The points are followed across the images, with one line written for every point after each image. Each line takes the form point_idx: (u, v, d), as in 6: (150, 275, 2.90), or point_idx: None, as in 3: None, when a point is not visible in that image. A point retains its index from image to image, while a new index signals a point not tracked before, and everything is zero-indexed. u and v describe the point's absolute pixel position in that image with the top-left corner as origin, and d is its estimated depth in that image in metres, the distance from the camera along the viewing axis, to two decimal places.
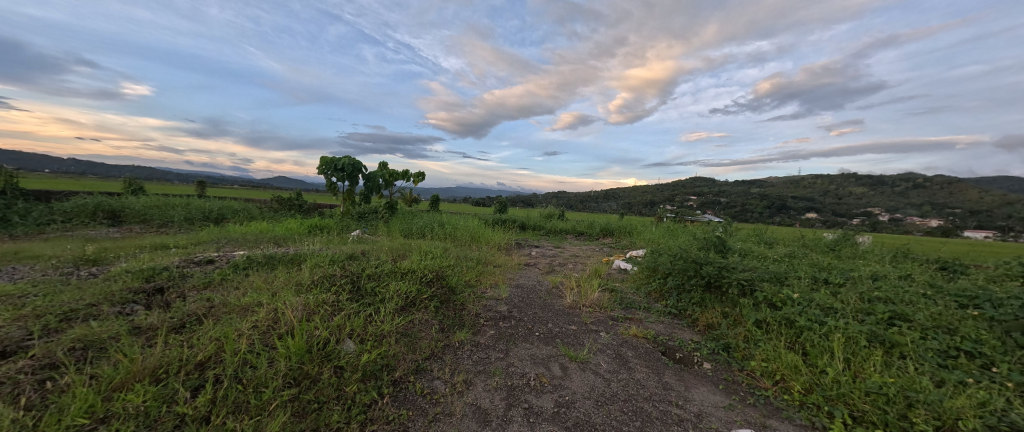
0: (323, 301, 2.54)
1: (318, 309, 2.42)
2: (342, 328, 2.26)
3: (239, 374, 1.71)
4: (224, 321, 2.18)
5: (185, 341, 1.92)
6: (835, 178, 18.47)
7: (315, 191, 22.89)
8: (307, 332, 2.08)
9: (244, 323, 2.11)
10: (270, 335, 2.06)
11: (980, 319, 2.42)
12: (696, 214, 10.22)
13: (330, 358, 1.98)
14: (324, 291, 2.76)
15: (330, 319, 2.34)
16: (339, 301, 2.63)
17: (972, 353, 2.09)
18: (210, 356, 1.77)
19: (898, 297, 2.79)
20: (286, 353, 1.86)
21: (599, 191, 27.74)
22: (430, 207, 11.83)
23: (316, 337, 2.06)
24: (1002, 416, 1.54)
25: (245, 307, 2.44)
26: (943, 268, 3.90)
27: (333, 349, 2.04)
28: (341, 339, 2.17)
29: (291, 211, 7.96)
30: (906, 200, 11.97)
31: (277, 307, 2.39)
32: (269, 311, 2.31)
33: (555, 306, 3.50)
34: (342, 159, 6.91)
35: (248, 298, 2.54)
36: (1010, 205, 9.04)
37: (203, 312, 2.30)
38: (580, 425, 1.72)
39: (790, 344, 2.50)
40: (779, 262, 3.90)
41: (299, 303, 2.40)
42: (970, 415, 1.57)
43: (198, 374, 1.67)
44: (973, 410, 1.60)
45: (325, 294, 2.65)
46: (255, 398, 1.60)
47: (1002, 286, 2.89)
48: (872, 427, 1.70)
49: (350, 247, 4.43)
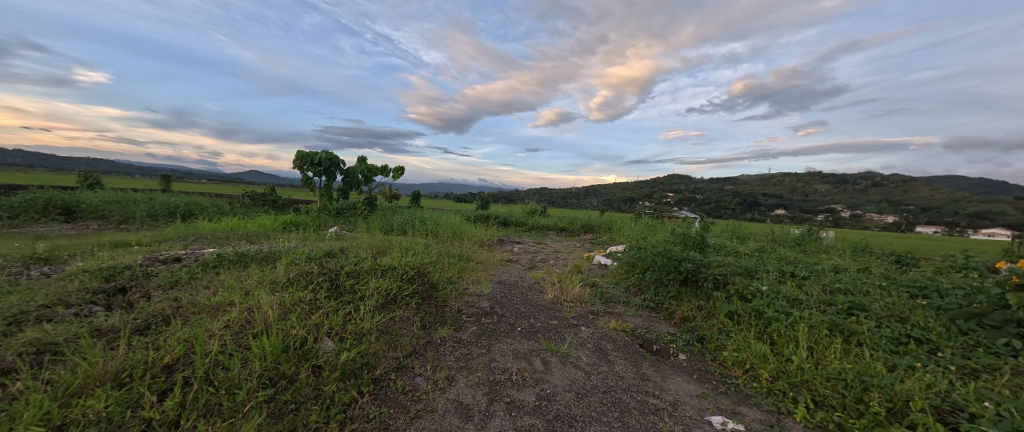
0: (300, 299, 2.48)
1: (295, 307, 2.36)
2: (320, 327, 2.22)
3: (210, 377, 1.64)
4: (195, 320, 2.10)
5: (151, 343, 1.83)
6: (803, 176, 19.39)
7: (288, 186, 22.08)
8: (284, 331, 2.03)
9: (215, 323, 2.03)
10: (243, 335, 1.99)
11: (928, 307, 2.62)
12: (674, 210, 10.48)
13: (307, 357, 1.94)
14: (300, 290, 2.68)
15: (307, 317, 2.29)
16: (316, 299, 2.57)
17: (920, 339, 2.28)
18: (179, 358, 1.70)
19: (856, 289, 2.98)
20: (261, 353, 1.80)
21: (581, 188, 28.08)
22: (411, 203, 11.64)
23: (292, 336, 2.01)
24: (946, 401, 1.68)
25: (215, 307, 2.35)
26: (898, 260, 4.16)
27: (312, 348, 2.01)
28: (320, 338, 2.13)
29: (265, 208, 7.64)
30: (866, 198, 12.73)
31: (251, 307, 2.31)
32: (243, 310, 2.23)
33: (537, 301, 3.55)
34: (319, 153, 6.68)
35: (220, 297, 2.44)
36: (957, 203, 9.76)
37: (170, 312, 2.20)
38: (561, 417, 1.75)
39: (759, 334, 2.62)
40: (750, 257, 4.05)
41: (274, 301, 2.34)
42: (918, 397, 1.71)
43: (165, 377, 1.60)
44: (920, 392, 1.74)
45: (302, 293, 2.58)
46: (228, 400, 1.54)
47: (949, 277, 3.12)
48: (832, 411, 1.82)
49: (327, 244, 4.32)
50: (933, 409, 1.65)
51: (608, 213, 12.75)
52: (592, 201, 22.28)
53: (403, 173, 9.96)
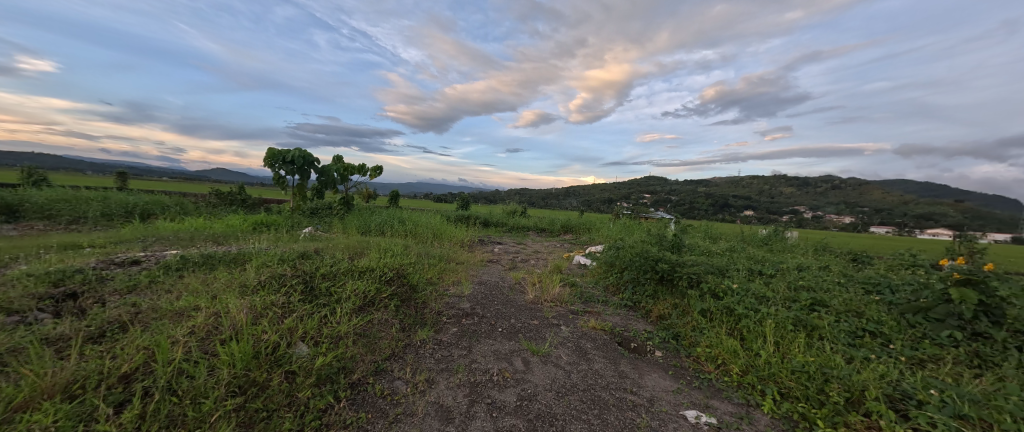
0: (271, 303, 2.38)
1: (266, 311, 2.26)
2: (293, 331, 2.14)
3: (173, 386, 1.55)
4: (156, 327, 1.98)
5: (106, 351, 1.71)
6: (770, 179, 20.40)
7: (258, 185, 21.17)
8: (254, 336, 1.94)
9: (178, 329, 1.92)
10: (210, 341, 1.89)
11: (881, 302, 2.80)
12: (650, 211, 10.77)
13: (280, 363, 1.86)
14: (272, 293, 2.57)
15: (279, 322, 2.20)
16: (289, 302, 2.48)
17: (874, 332, 2.44)
18: (138, 367, 1.60)
19: (817, 285, 3.16)
20: (229, 359, 1.72)
21: (562, 189, 28.39)
22: (390, 203, 11.43)
23: (264, 341, 1.93)
24: (898, 390, 1.80)
25: (179, 312, 2.22)
26: (855, 259, 4.44)
27: (285, 353, 1.93)
28: (293, 342, 2.06)
29: (233, 207, 7.32)
30: (826, 200, 13.54)
31: (219, 311, 2.20)
32: (210, 315, 2.12)
33: (517, 302, 3.55)
34: (292, 151, 6.44)
35: (184, 301, 2.31)
36: (906, 205, 10.54)
37: (128, 318, 2.07)
38: (542, 416, 1.76)
39: (730, 330, 2.73)
40: (722, 256, 4.22)
41: (244, 305, 2.23)
42: (873, 387, 1.83)
43: (123, 388, 1.50)
44: (874, 382, 1.87)
45: (274, 296, 2.48)
46: (193, 410, 1.46)
47: (899, 274, 3.36)
48: (797, 402, 1.91)
49: (301, 245, 4.17)
50: (886, 398, 1.78)
51: (587, 214, 12.95)
52: (572, 202, 22.57)
53: (382, 172, 9.76)
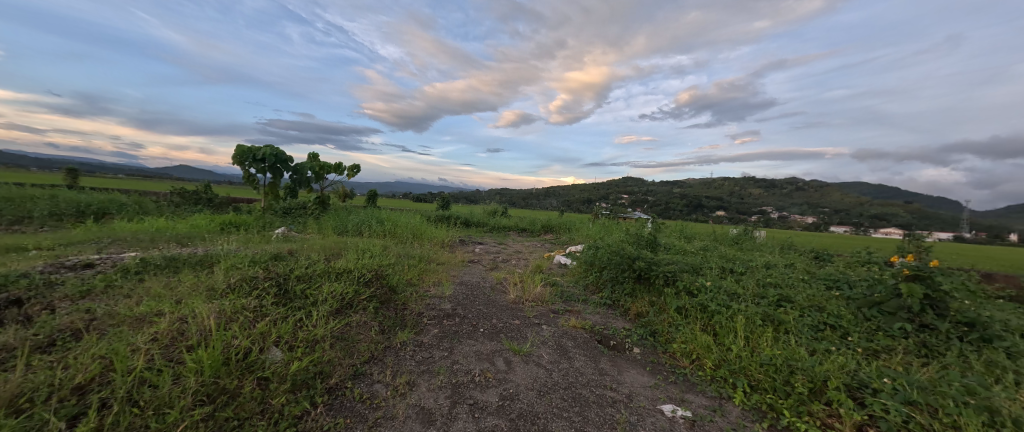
0: (242, 306, 2.27)
1: (236, 316, 2.16)
2: (266, 335, 2.06)
3: (134, 397, 1.45)
4: (114, 334, 1.85)
5: (57, 361, 1.59)
6: (740, 180, 21.36)
7: (227, 184, 20.19)
8: (224, 342, 1.85)
9: (139, 336, 1.80)
10: (175, 348, 1.79)
11: (841, 297, 2.98)
12: (628, 211, 11.02)
13: (252, 369, 1.78)
14: (243, 297, 2.45)
15: (250, 326, 2.11)
16: (261, 305, 2.37)
17: (834, 325, 2.58)
18: (95, 377, 1.49)
19: (784, 282, 3.32)
20: (197, 366, 1.62)
21: (544, 189, 28.61)
22: (368, 203, 11.19)
23: (234, 347, 1.84)
24: (857, 379, 1.92)
25: (140, 318, 2.09)
26: (817, 256, 4.70)
27: (257, 359, 1.85)
28: (266, 347, 1.98)
29: (197, 207, 6.98)
30: (791, 201, 14.30)
31: (184, 317, 2.09)
32: (174, 320, 2.01)
33: (499, 302, 3.55)
34: (263, 148, 6.18)
35: (145, 306, 2.18)
36: (862, 206, 11.27)
37: (83, 325, 1.93)
38: (524, 415, 1.77)
39: (704, 326, 2.83)
40: (696, 255, 4.37)
41: (212, 309, 2.13)
42: (835, 377, 1.94)
43: (77, 400, 1.39)
44: (836, 373, 1.98)
45: (244, 299, 2.37)
46: (156, 421, 1.37)
47: (856, 270, 3.58)
48: (766, 393, 2.00)
49: (273, 246, 4.01)
50: (846, 387, 1.88)
51: (567, 214, 13.11)
52: (553, 202, 22.79)
53: (360, 171, 9.53)
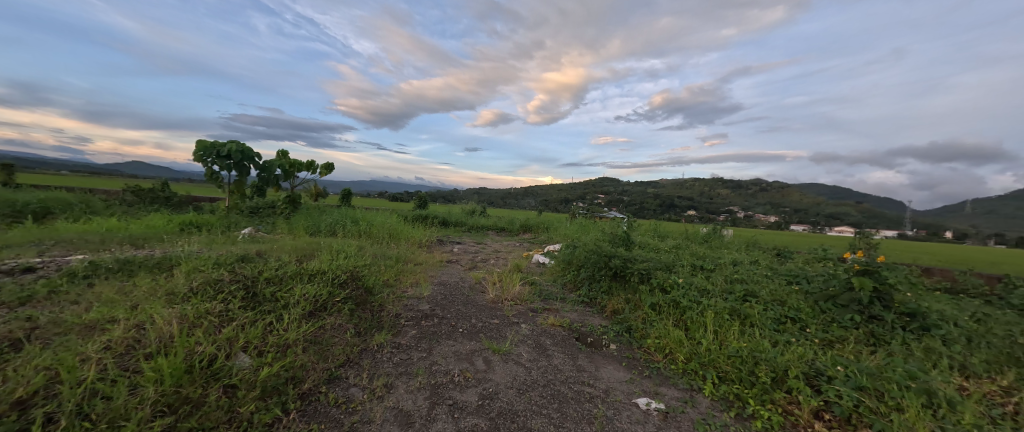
0: (206, 311, 2.15)
1: (200, 321, 2.04)
2: (233, 341, 1.96)
3: (85, 410, 1.34)
4: (60, 343, 1.71)
5: None
6: (710, 181, 22.31)
7: (187, 181, 19.02)
8: (187, 349, 1.75)
9: (89, 345, 1.67)
10: (131, 357, 1.67)
11: (801, 291, 3.16)
12: (605, 211, 11.25)
13: (218, 377, 1.69)
14: (207, 301, 2.32)
15: (215, 332, 2.00)
16: (227, 309, 2.26)
17: (795, 318, 2.74)
18: (38, 391, 1.37)
19: (750, 278, 3.49)
20: (156, 375, 1.52)
21: (523, 189, 28.75)
22: (341, 202, 10.90)
23: (198, 354, 1.74)
24: (816, 368, 2.04)
25: (90, 326, 1.94)
26: (779, 253, 4.97)
27: (223, 366, 1.76)
28: (233, 353, 1.88)
29: (154, 206, 6.56)
30: (756, 200, 15.07)
31: (142, 323, 1.95)
32: (129, 327, 1.87)
33: (478, 302, 3.53)
34: (229, 144, 5.86)
35: (96, 313, 2.02)
36: (820, 206, 12.03)
37: (23, 335, 1.76)
38: (503, 414, 1.77)
39: (676, 322, 2.93)
40: (669, 253, 4.52)
41: (174, 315, 2.00)
42: (796, 367, 2.05)
43: (17, 416, 1.27)
44: (798, 362, 2.10)
45: (208, 303, 2.25)
46: None
47: (814, 266, 3.81)
48: (734, 383, 2.09)
49: (239, 248, 3.82)
50: (807, 376, 2.00)
51: (545, 213, 13.23)
52: (532, 201, 22.93)
53: (333, 169, 9.25)
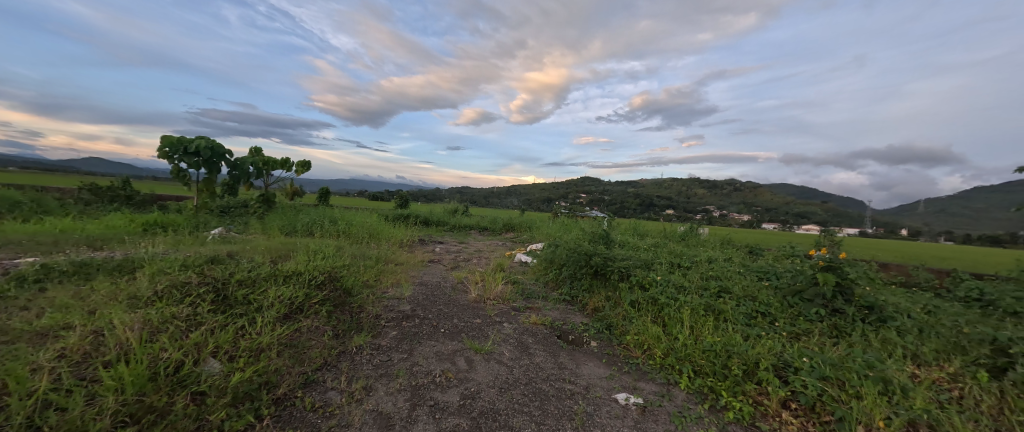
0: (172, 315, 2.05)
1: (165, 326, 1.94)
2: (202, 346, 1.87)
3: (35, 423, 1.25)
4: (7, 352, 1.58)
5: None
6: (687, 181, 23.02)
7: (151, 178, 18.00)
8: (151, 355, 1.65)
9: (40, 353, 1.55)
10: (88, 365, 1.57)
11: (771, 287, 3.30)
12: (586, 210, 11.41)
13: (185, 384, 1.61)
14: (173, 305, 2.20)
15: (182, 337, 1.90)
16: (196, 313, 2.15)
17: (765, 313, 2.86)
18: None
19: (724, 275, 3.62)
20: (116, 384, 1.43)
21: (506, 188, 28.77)
22: (319, 201, 10.58)
23: (163, 360, 1.66)
24: (784, 360, 2.13)
25: (41, 333, 1.80)
26: (751, 251, 5.18)
27: (191, 373, 1.67)
28: (202, 359, 1.80)
29: (114, 205, 6.17)
30: (730, 200, 15.65)
31: (100, 329, 1.83)
32: (86, 334, 1.76)
33: (460, 301, 3.51)
34: (197, 140, 5.60)
35: (48, 320, 1.89)
36: (789, 205, 12.62)
37: None
38: (485, 413, 1.77)
39: (655, 318, 3.00)
40: (648, 251, 4.63)
41: (136, 320, 1.89)
42: (767, 359, 2.15)
43: None
44: (768, 355, 2.19)
45: (175, 307, 2.14)
46: None
47: (783, 263, 4.00)
48: (709, 376, 2.16)
49: (209, 249, 3.65)
50: (776, 367, 2.10)
51: (527, 212, 13.29)
52: (515, 200, 22.99)
53: (310, 167, 8.97)
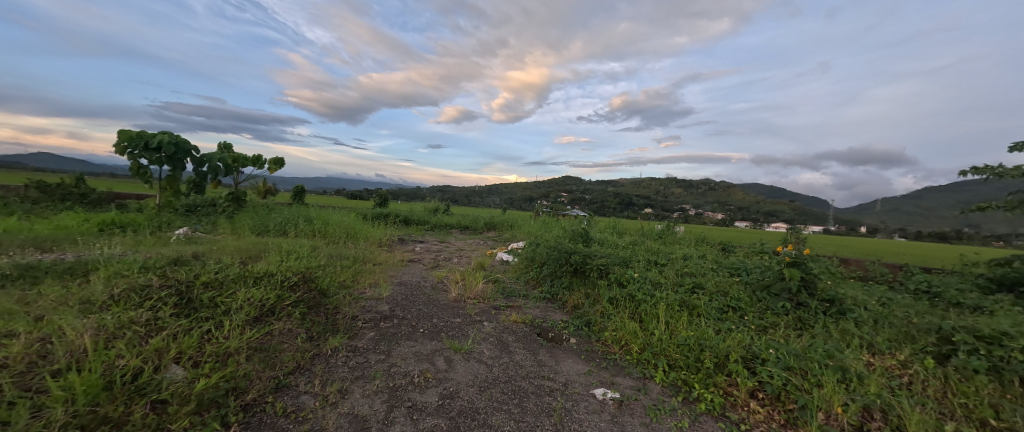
0: (130, 320, 1.93)
1: (122, 331, 1.83)
2: (164, 351, 1.77)
3: None
4: None
5: None
6: (664, 181, 23.69)
7: (108, 174, 16.88)
8: (106, 363, 1.55)
9: None
10: (34, 375, 1.45)
11: (741, 282, 3.44)
12: (567, 208, 11.53)
13: (144, 392, 1.52)
14: (131, 309, 2.08)
15: (141, 343, 1.80)
16: (157, 318, 2.04)
17: (736, 307, 2.97)
18: None
19: (698, 271, 3.74)
20: (66, 395, 1.34)
21: (489, 187, 28.69)
22: (294, 200, 10.21)
23: (120, 368, 1.56)
24: (753, 352, 2.23)
25: None
26: (724, 248, 5.38)
27: (151, 380, 1.58)
28: (164, 365, 1.70)
29: (66, 204, 5.75)
30: (705, 199, 16.21)
31: (49, 336, 1.71)
32: (31, 342, 1.63)
33: (439, 301, 3.47)
34: (159, 136, 5.31)
35: None
36: (759, 204, 13.20)
37: None
38: (464, 412, 1.76)
39: (632, 314, 3.06)
40: (626, 249, 4.73)
41: (89, 325, 1.77)
42: (737, 352, 2.23)
43: None
44: (738, 347, 2.28)
45: (133, 312, 2.02)
46: None
47: (752, 259, 4.17)
48: (683, 370, 2.23)
49: (172, 249, 3.46)
50: (745, 359, 2.18)
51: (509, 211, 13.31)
52: (497, 199, 22.98)
53: (284, 164, 8.66)
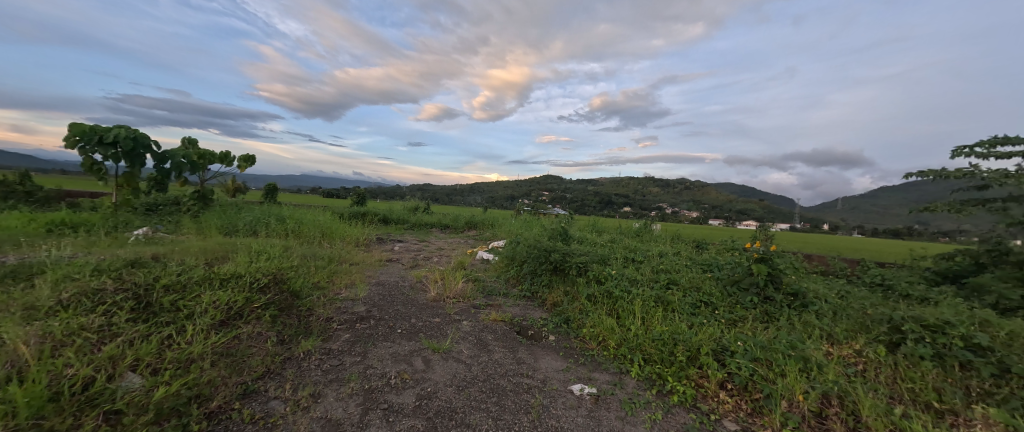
0: (81, 326, 1.81)
1: (72, 339, 1.70)
2: (119, 359, 1.67)
3: None
4: None
5: None
6: (643, 180, 24.30)
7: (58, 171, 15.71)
8: (51, 373, 1.44)
9: None
10: None
11: (713, 278, 3.56)
12: (548, 207, 11.60)
13: (96, 403, 1.42)
14: (81, 315, 1.94)
15: (93, 350, 1.68)
16: (111, 324, 1.91)
17: (708, 302, 3.08)
18: None
19: (673, 268, 3.85)
20: (4, 409, 1.24)
21: (471, 186, 28.54)
22: (265, 198, 9.80)
23: (68, 377, 1.45)
24: (723, 345, 2.31)
25: None
26: (699, 245, 5.56)
27: (104, 389, 1.49)
28: (120, 373, 1.60)
29: (8, 203, 5.31)
30: (682, 198, 16.72)
31: None
32: None
33: (418, 301, 3.43)
34: (116, 130, 4.98)
35: None
36: (732, 203, 13.73)
37: None
38: (441, 412, 1.75)
39: (610, 310, 3.12)
40: (605, 247, 4.81)
41: (33, 333, 1.65)
42: (709, 345, 2.31)
43: None
44: (710, 341, 2.36)
45: (84, 318, 1.88)
46: None
47: (724, 256, 4.33)
48: (658, 363, 2.29)
49: (129, 251, 3.26)
50: (716, 352, 2.27)
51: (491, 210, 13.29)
52: (479, 198, 22.90)
53: (255, 161, 8.30)
